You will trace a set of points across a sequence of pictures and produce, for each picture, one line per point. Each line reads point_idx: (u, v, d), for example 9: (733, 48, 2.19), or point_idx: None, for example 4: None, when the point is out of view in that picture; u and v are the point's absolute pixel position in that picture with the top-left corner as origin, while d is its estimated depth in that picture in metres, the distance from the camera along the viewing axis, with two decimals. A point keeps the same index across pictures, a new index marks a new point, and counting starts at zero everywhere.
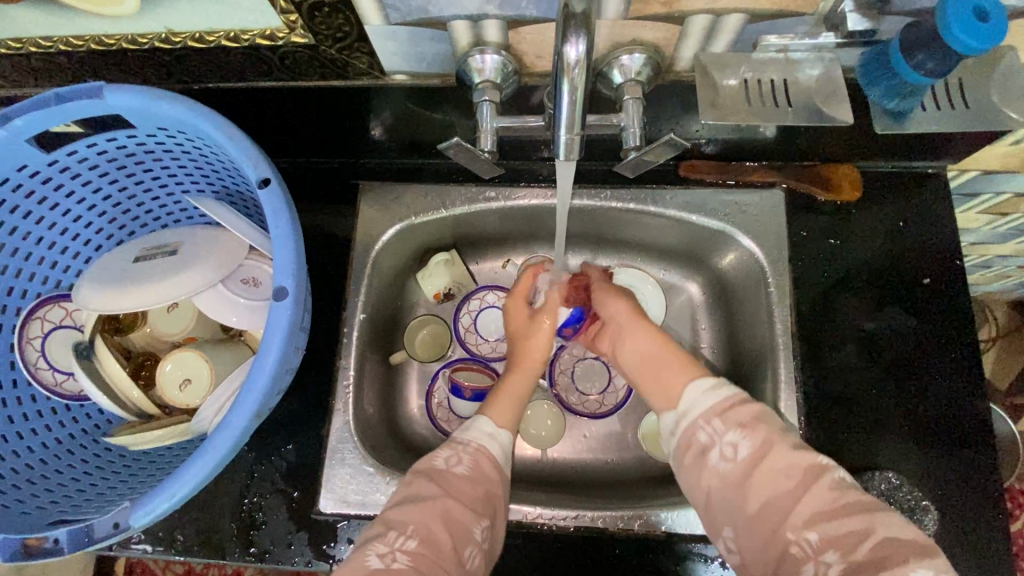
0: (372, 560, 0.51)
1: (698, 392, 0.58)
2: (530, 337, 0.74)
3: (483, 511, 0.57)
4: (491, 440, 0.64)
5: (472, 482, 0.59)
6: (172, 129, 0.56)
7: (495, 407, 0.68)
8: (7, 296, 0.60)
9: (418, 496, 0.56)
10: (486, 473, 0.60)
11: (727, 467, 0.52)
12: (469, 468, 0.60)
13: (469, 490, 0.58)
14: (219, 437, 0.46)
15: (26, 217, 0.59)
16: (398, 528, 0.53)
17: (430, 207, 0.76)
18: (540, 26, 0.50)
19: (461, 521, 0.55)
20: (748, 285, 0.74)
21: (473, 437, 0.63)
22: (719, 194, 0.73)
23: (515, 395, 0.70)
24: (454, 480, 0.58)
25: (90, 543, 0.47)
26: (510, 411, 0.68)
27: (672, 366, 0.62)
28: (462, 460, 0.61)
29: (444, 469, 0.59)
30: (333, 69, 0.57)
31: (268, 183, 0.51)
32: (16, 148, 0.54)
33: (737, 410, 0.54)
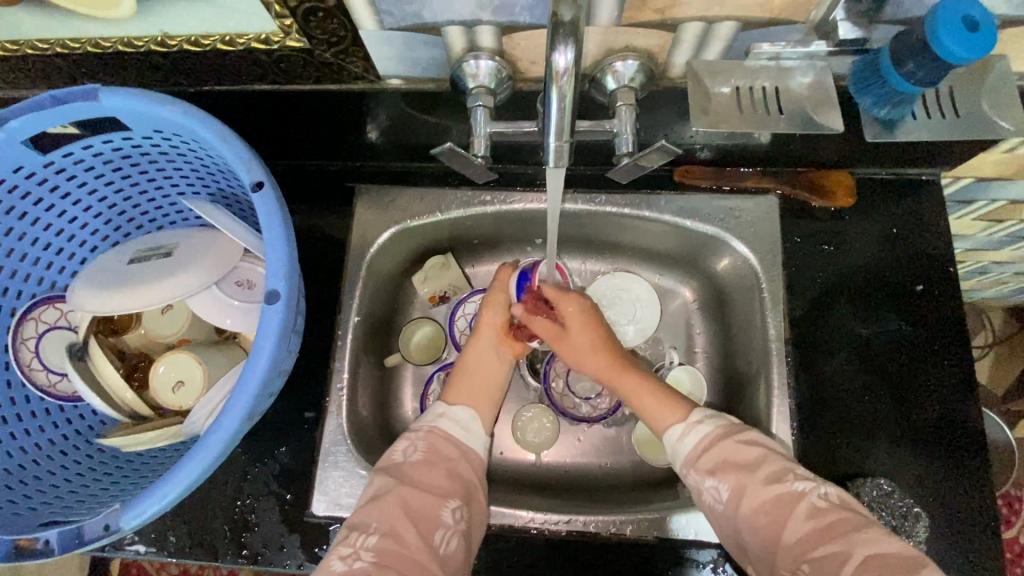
0: (335, 563, 0.52)
1: (674, 438, 0.61)
2: (490, 321, 0.73)
3: (449, 494, 0.59)
4: (443, 421, 0.65)
5: (430, 468, 0.60)
6: (166, 131, 0.56)
7: (451, 391, 0.69)
8: (3, 296, 0.61)
9: (379, 491, 0.57)
10: (443, 455, 0.62)
11: (718, 508, 0.55)
12: (425, 454, 0.61)
13: (430, 477, 0.59)
14: (210, 438, 0.46)
15: (21, 218, 0.60)
16: (360, 528, 0.54)
17: (426, 211, 0.77)
18: (534, 32, 0.50)
19: (423, 510, 0.56)
20: (742, 290, 0.74)
21: (424, 423, 0.65)
22: (714, 199, 0.73)
23: (475, 380, 0.70)
24: (411, 470, 0.60)
25: (80, 545, 0.47)
26: (465, 394, 0.69)
27: (652, 404, 0.65)
28: (418, 446, 0.62)
29: (400, 459, 0.61)
30: (328, 73, 0.57)
31: (261, 186, 0.51)
32: (12, 149, 0.54)
33: (710, 456, 0.58)
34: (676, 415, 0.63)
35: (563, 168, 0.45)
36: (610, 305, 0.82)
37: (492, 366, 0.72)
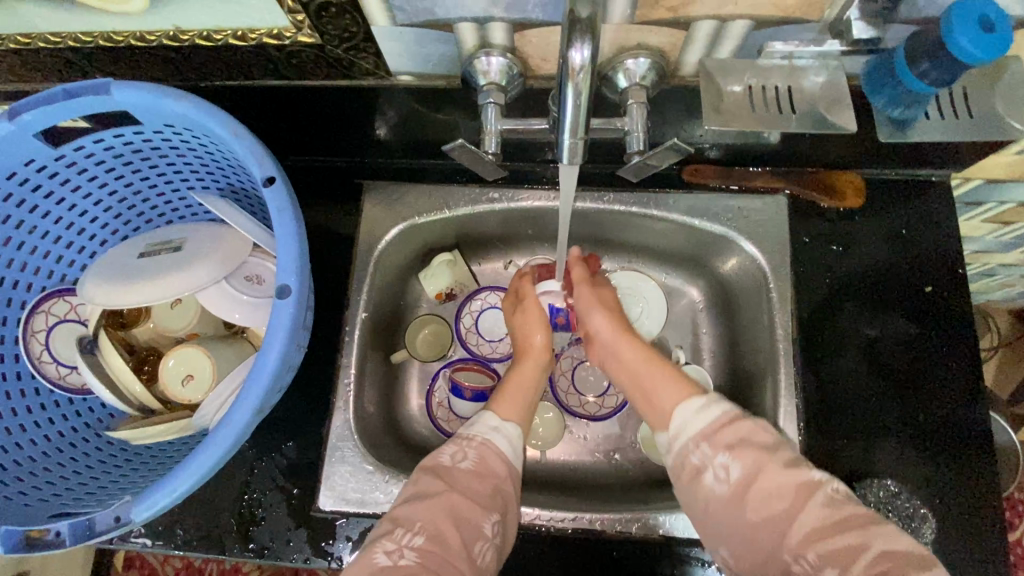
0: (380, 557, 0.52)
1: (688, 413, 0.57)
2: (533, 335, 0.73)
3: (494, 506, 0.58)
4: (495, 435, 0.63)
5: (478, 478, 0.59)
6: (177, 126, 0.56)
7: (502, 403, 0.67)
8: (13, 289, 0.61)
9: (424, 492, 0.57)
10: (492, 468, 0.60)
11: (720, 489, 0.52)
12: (476, 464, 0.60)
13: (478, 487, 0.58)
14: (218, 433, 0.46)
15: (32, 211, 0.60)
16: (404, 525, 0.54)
17: (434, 208, 0.77)
18: (546, 29, 0.50)
19: (468, 519, 0.55)
20: (750, 289, 0.74)
21: (478, 432, 0.63)
22: (722, 198, 0.73)
23: (523, 393, 0.69)
24: (460, 477, 0.59)
25: (91, 536, 0.47)
26: (514, 406, 0.68)
27: (664, 382, 0.61)
28: (468, 455, 0.61)
29: (450, 465, 0.60)
30: (339, 69, 0.57)
31: (272, 181, 0.51)
32: (23, 142, 0.55)
33: (726, 432, 0.54)
34: (692, 391, 0.59)
35: (577, 165, 0.45)
36: None
37: (536, 380, 0.71)
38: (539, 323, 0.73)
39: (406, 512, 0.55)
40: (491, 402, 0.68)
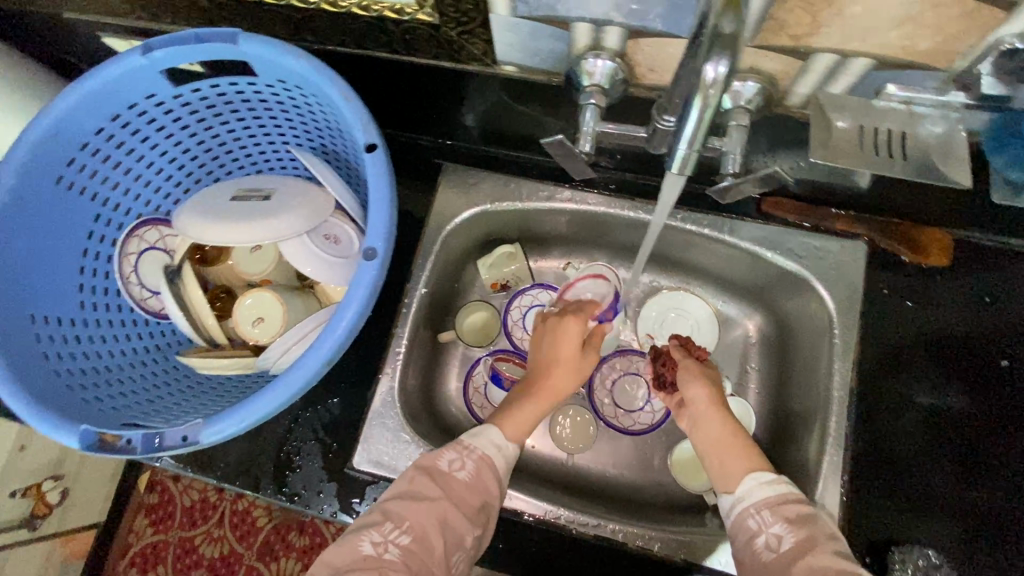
0: (366, 545, 0.52)
1: (753, 485, 0.57)
2: (559, 387, 0.68)
3: (482, 519, 0.56)
4: (498, 452, 0.60)
5: (471, 491, 0.57)
6: (289, 82, 0.59)
7: (512, 424, 0.63)
8: (114, 210, 0.66)
9: (418, 493, 0.55)
10: (487, 486, 0.58)
11: (770, 556, 0.52)
12: (472, 478, 0.58)
13: (469, 499, 0.56)
14: (283, 377, 0.48)
15: (143, 141, 0.64)
16: (394, 521, 0.53)
17: (506, 198, 0.78)
18: (661, 40, 0.51)
19: (454, 530, 0.54)
20: (811, 331, 0.73)
21: (479, 446, 0.60)
22: (799, 234, 0.71)
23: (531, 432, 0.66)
24: (455, 487, 0.56)
25: (160, 449, 0.49)
26: (522, 430, 0.64)
27: (734, 459, 0.60)
28: (466, 465, 0.58)
29: (447, 471, 0.57)
30: (448, 51, 0.59)
31: (373, 148, 0.52)
32: (149, 77, 0.59)
33: (787, 507, 0.54)
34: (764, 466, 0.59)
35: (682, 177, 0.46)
36: (668, 326, 0.84)
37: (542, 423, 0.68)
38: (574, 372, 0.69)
39: (400, 508, 0.54)
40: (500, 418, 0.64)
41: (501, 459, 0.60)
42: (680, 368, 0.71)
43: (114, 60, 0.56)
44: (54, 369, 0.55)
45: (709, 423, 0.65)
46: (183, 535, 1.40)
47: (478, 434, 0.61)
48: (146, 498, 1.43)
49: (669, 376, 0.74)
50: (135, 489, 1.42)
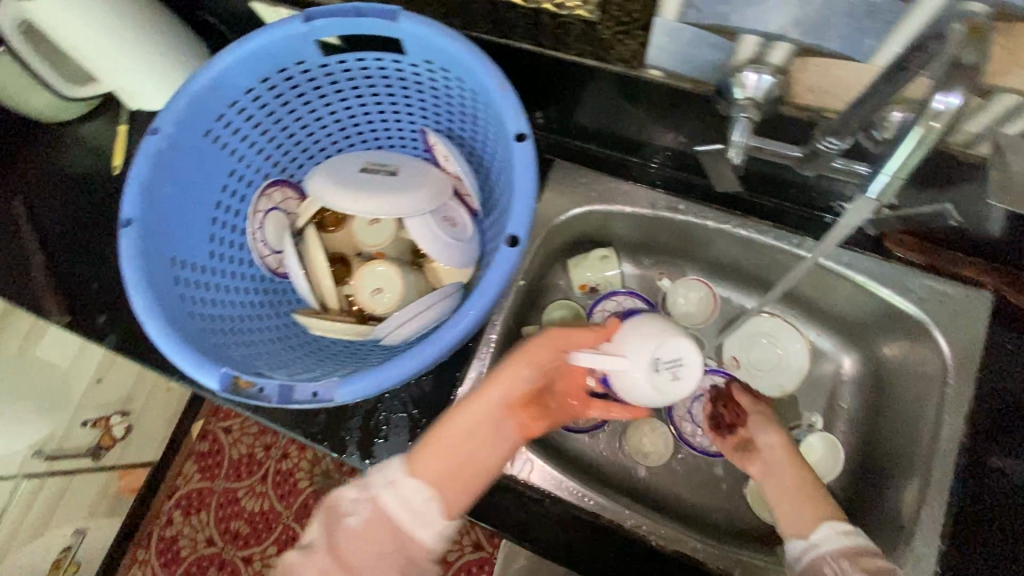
0: None
1: (830, 532, 0.57)
2: (494, 388, 0.60)
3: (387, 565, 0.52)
4: (388, 493, 0.54)
5: (365, 540, 0.52)
6: (436, 63, 0.60)
7: (420, 452, 0.56)
8: (249, 169, 0.68)
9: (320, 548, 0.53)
10: (379, 538, 0.52)
11: None
12: (364, 528, 0.52)
13: (365, 553, 0.52)
14: (447, 332, 0.50)
15: (284, 105, 0.67)
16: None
17: (616, 201, 0.78)
18: (832, 61, 0.50)
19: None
20: (916, 377, 0.71)
21: (376, 488, 0.54)
22: (921, 276, 0.69)
23: (455, 446, 0.57)
24: (347, 536, 0.52)
25: (288, 400, 0.51)
26: (436, 467, 0.56)
27: (801, 504, 0.60)
28: (359, 513, 0.53)
29: (343, 525, 0.53)
30: (596, 50, 0.59)
31: (523, 137, 0.53)
32: (304, 44, 0.61)
33: (864, 563, 0.54)
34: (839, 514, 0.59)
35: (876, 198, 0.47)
36: (756, 350, 0.84)
37: (484, 436, 0.59)
38: (517, 362, 0.60)
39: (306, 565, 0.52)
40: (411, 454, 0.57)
41: (368, 503, 0.53)
42: (750, 418, 0.71)
43: (277, 26, 0.59)
44: (189, 312, 0.58)
45: (779, 469, 0.64)
46: (226, 487, 1.43)
47: (383, 467, 0.56)
48: (197, 445, 1.46)
49: (728, 416, 0.74)
50: (187, 436, 1.45)
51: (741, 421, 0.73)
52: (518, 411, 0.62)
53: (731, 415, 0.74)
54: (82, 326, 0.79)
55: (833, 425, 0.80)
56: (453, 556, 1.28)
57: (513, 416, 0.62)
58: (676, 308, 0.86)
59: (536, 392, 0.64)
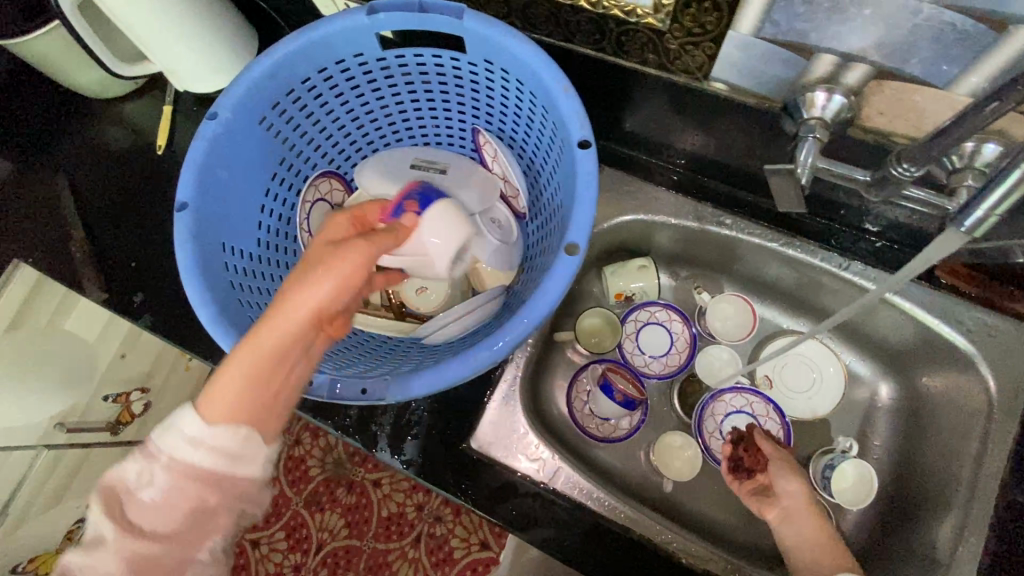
0: None
1: None
2: (306, 289, 0.43)
3: (204, 529, 0.42)
4: (195, 454, 0.41)
5: (172, 506, 0.41)
6: (496, 63, 0.60)
7: (210, 396, 0.42)
8: (297, 158, 0.69)
9: (101, 540, 0.40)
10: (193, 494, 0.41)
11: None
12: (164, 498, 0.41)
13: (172, 514, 0.41)
14: (500, 339, 0.50)
15: (337, 96, 0.67)
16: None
17: (660, 211, 0.77)
18: (909, 86, 0.49)
19: (164, 569, 0.41)
20: (957, 410, 0.70)
21: (167, 447, 0.41)
22: (971, 307, 0.68)
23: (253, 382, 0.42)
24: (146, 511, 0.40)
25: (336, 396, 0.53)
26: (241, 404, 0.42)
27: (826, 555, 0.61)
28: (154, 484, 0.41)
29: (133, 499, 0.41)
30: (660, 57, 0.58)
31: (586, 145, 0.53)
32: (365, 36, 0.61)
33: None
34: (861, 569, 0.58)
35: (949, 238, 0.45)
36: (790, 371, 0.83)
37: (292, 367, 0.44)
38: (314, 280, 0.43)
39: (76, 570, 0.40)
40: (204, 405, 0.42)
41: (183, 444, 0.41)
42: (773, 463, 0.71)
43: (340, 17, 0.58)
44: (237, 298, 0.58)
45: (804, 518, 0.65)
46: None
47: (167, 427, 0.42)
48: None
49: (747, 460, 0.73)
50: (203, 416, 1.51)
51: (762, 466, 0.72)
52: (337, 330, 0.46)
53: (751, 459, 0.73)
54: (119, 304, 0.80)
55: (865, 452, 0.79)
56: (460, 553, 1.28)
57: (319, 333, 0.44)
58: (713, 324, 0.85)
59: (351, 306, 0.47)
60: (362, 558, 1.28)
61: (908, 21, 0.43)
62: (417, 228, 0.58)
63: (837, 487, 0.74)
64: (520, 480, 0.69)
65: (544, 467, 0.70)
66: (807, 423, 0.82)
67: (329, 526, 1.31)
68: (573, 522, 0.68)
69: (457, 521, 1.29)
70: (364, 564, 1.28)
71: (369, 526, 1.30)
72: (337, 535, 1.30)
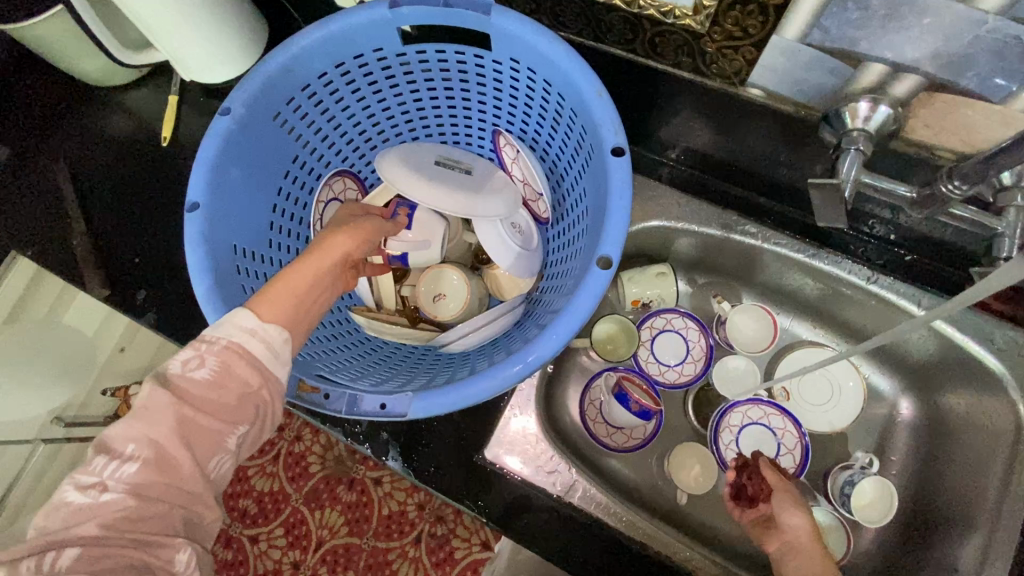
0: (69, 494, 0.37)
1: None
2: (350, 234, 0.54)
3: (245, 413, 0.42)
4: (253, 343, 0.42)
5: (218, 391, 0.41)
6: (522, 63, 0.58)
7: (266, 297, 0.45)
8: (311, 155, 0.66)
9: (145, 407, 0.39)
10: (242, 378, 0.42)
11: None
12: (215, 378, 0.41)
13: (215, 399, 0.41)
14: (527, 355, 0.48)
15: (353, 92, 0.64)
16: (112, 451, 0.38)
17: (683, 218, 0.75)
18: (962, 100, 0.46)
19: (204, 442, 0.40)
20: (983, 430, 0.68)
21: (226, 334, 0.42)
22: (1002, 325, 0.66)
23: (301, 292, 0.47)
24: (194, 391, 0.40)
25: (355, 412, 0.52)
26: (291, 310, 0.46)
27: None
28: (205, 363, 0.41)
29: (179, 375, 0.40)
30: (695, 61, 0.55)
31: (620, 152, 0.51)
32: (386, 31, 0.58)
33: None
34: None
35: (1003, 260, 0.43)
36: (809, 383, 0.81)
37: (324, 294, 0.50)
38: (347, 229, 0.54)
39: (118, 435, 0.39)
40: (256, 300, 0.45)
41: (242, 335, 0.43)
42: (777, 492, 0.67)
43: (361, 10, 0.56)
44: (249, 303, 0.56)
45: (807, 552, 0.60)
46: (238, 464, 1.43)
47: (220, 321, 0.43)
48: None
49: (750, 487, 0.69)
50: None
51: (766, 496, 0.68)
52: (348, 282, 0.54)
53: (755, 487, 0.69)
54: (123, 301, 0.77)
55: (883, 467, 0.78)
56: (461, 553, 1.27)
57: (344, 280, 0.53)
58: (732, 334, 0.82)
59: (359, 265, 0.56)
60: (362, 556, 1.27)
61: (969, 32, 0.40)
62: (418, 212, 0.65)
63: (857, 503, 0.73)
64: (537, 494, 0.67)
65: (561, 481, 0.67)
66: (824, 437, 0.80)
67: (329, 523, 1.29)
68: (592, 538, 0.67)
69: (458, 521, 1.28)
70: (364, 563, 1.27)
71: (369, 524, 1.29)
72: (337, 532, 1.29)
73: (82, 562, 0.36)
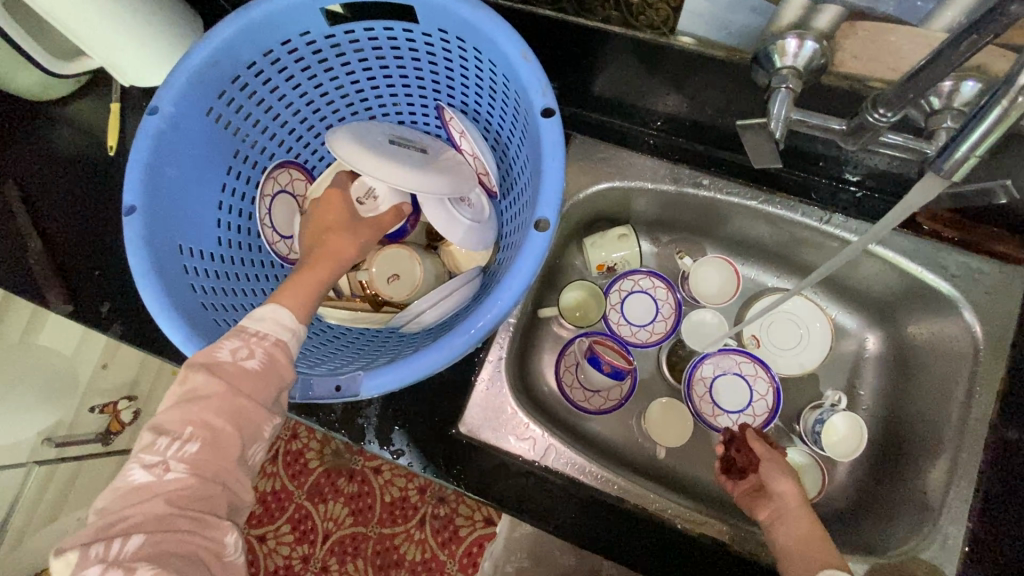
0: (137, 472, 0.40)
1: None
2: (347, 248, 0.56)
3: (279, 408, 0.46)
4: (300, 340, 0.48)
5: (260, 377, 0.44)
6: (451, 32, 0.57)
7: (294, 297, 0.50)
8: (253, 149, 0.66)
9: (197, 392, 0.43)
10: (281, 371, 0.46)
11: None
12: (263, 367, 0.45)
13: (259, 389, 0.44)
14: (473, 323, 0.49)
15: (288, 80, 0.64)
16: (171, 432, 0.41)
17: (636, 177, 0.75)
18: (883, 26, 0.46)
19: (254, 421, 0.43)
20: (947, 356, 0.69)
21: (272, 330, 0.47)
22: (953, 251, 0.67)
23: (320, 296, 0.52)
24: (242, 376, 0.44)
25: (311, 396, 0.52)
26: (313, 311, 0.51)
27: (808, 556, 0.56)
28: (255, 354, 0.45)
29: (229, 362, 0.44)
30: (622, 11, 0.55)
31: (550, 113, 0.51)
32: (310, 14, 0.57)
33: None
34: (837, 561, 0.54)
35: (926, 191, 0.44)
36: (777, 328, 0.82)
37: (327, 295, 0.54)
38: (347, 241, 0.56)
39: (174, 418, 0.42)
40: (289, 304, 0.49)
41: (285, 331, 0.47)
42: (764, 465, 0.67)
43: None
44: (200, 301, 0.56)
45: (790, 513, 0.61)
46: None
47: (259, 316, 0.47)
48: None
49: (739, 460, 0.70)
50: None
51: (755, 467, 0.69)
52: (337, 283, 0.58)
53: (744, 459, 0.69)
54: (88, 316, 0.77)
55: (854, 403, 0.79)
56: (465, 530, 1.29)
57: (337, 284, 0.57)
58: (698, 286, 0.83)
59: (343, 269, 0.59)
60: (370, 543, 1.29)
61: None
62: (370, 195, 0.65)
63: (825, 439, 0.75)
64: (516, 460, 0.68)
65: (538, 446, 0.69)
66: (795, 380, 0.82)
67: (334, 515, 1.31)
68: (571, 497, 0.68)
69: (459, 501, 1.30)
70: (371, 550, 1.29)
71: (373, 512, 1.31)
72: (343, 523, 1.31)
73: (145, 547, 0.37)
